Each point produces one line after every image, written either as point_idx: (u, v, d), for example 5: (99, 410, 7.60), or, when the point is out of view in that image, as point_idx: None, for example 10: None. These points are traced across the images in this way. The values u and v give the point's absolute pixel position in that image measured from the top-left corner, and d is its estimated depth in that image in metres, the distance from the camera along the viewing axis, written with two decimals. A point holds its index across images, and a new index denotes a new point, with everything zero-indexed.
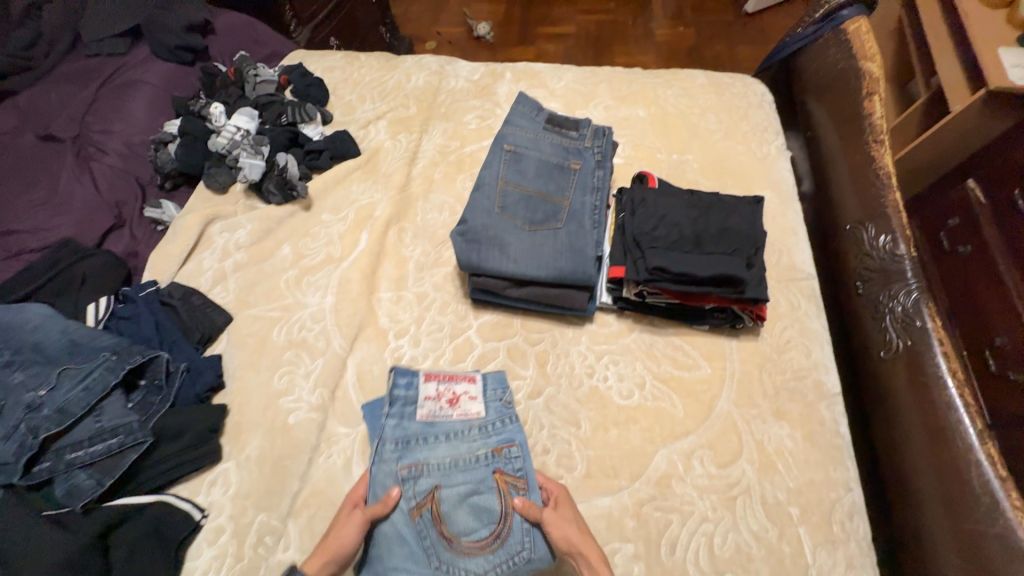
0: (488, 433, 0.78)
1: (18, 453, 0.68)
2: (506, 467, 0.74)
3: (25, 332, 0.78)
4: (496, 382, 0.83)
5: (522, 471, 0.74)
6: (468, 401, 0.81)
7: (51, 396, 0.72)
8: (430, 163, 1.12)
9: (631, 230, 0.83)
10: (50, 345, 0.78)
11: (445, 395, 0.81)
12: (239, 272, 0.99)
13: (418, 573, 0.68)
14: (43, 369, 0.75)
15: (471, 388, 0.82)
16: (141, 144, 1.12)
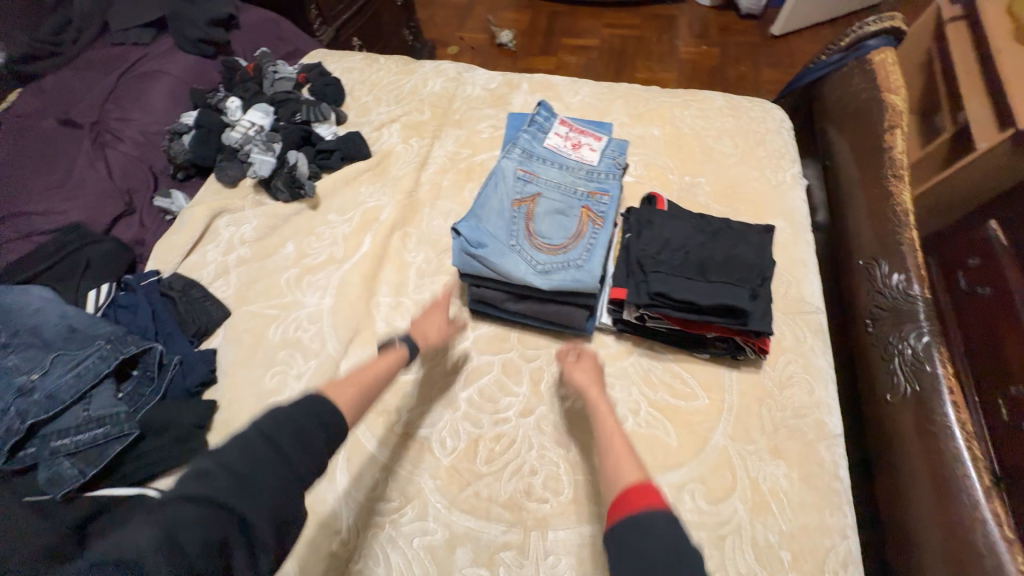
0: (589, 182, 0.83)
1: (5, 436, 0.68)
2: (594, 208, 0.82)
3: (24, 315, 0.79)
4: (620, 144, 0.88)
5: (603, 216, 0.82)
6: (587, 150, 0.84)
7: (43, 381, 0.72)
8: (439, 170, 1.12)
9: (635, 250, 0.81)
10: (47, 329, 0.78)
11: (570, 138, 0.84)
12: (242, 266, 0.99)
13: (499, 239, 0.81)
14: (38, 353, 0.75)
15: (595, 141, 0.85)
16: (157, 134, 1.13)
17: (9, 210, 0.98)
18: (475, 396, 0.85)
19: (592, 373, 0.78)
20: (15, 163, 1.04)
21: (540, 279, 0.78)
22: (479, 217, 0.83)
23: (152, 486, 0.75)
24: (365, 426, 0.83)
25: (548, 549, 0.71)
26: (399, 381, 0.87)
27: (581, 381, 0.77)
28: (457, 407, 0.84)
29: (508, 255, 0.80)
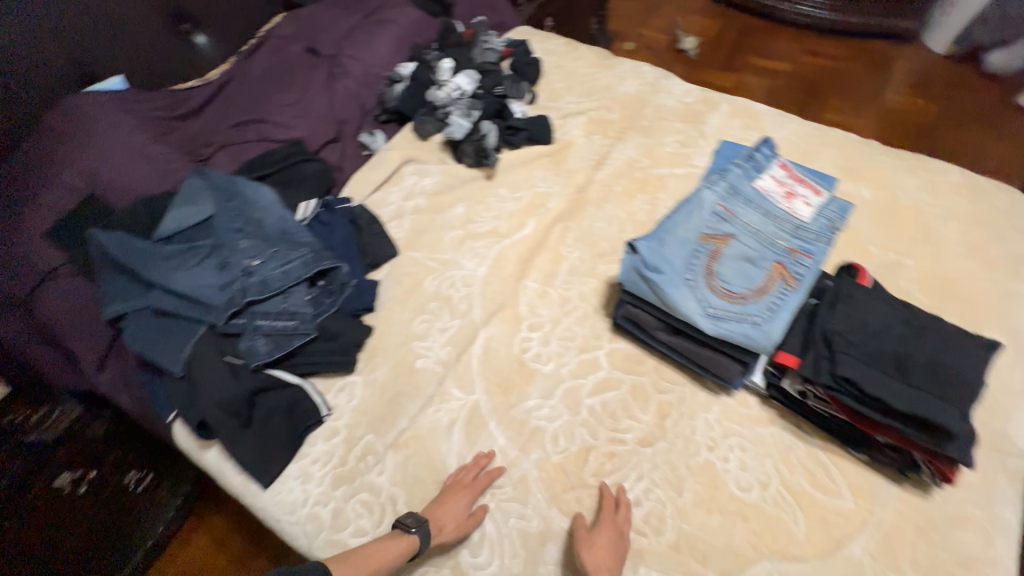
0: (795, 237, 0.76)
1: (228, 304, 0.83)
2: (790, 266, 0.74)
3: (256, 209, 0.95)
4: (839, 209, 0.78)
5: (802, 277, 0.73)
6: (800, 205, 0.77)
7: (260, 269, 0.86)
8: (614, 173, 1.11)
9: (824, 321, 0.73)
10: (269, 226, 0.93)
11: (785, 187, 0.79)
12: (416, 214, 1.08)
13: (675, 268, 0.78)
14: (260, 243, 0.89)
15: (812, 196, 0.78)
16: (375, 77, 1.27)
17: (253, 114, 1.15)
18: (598, 407, 0.85)
19: (610, 541, 0.70)
20: (268, 76, 1.22)
21: (708, 322, 0.74)
22: (660, 240, 0.80)
23: (309, 381, 0.88)
24: (488, 396, 0.87)
25: None
26: (529, 366, 0.89)
27: (589, 563, 0.67)
28: (578, 411, 0.84)
29: (681, 288, 0.76)
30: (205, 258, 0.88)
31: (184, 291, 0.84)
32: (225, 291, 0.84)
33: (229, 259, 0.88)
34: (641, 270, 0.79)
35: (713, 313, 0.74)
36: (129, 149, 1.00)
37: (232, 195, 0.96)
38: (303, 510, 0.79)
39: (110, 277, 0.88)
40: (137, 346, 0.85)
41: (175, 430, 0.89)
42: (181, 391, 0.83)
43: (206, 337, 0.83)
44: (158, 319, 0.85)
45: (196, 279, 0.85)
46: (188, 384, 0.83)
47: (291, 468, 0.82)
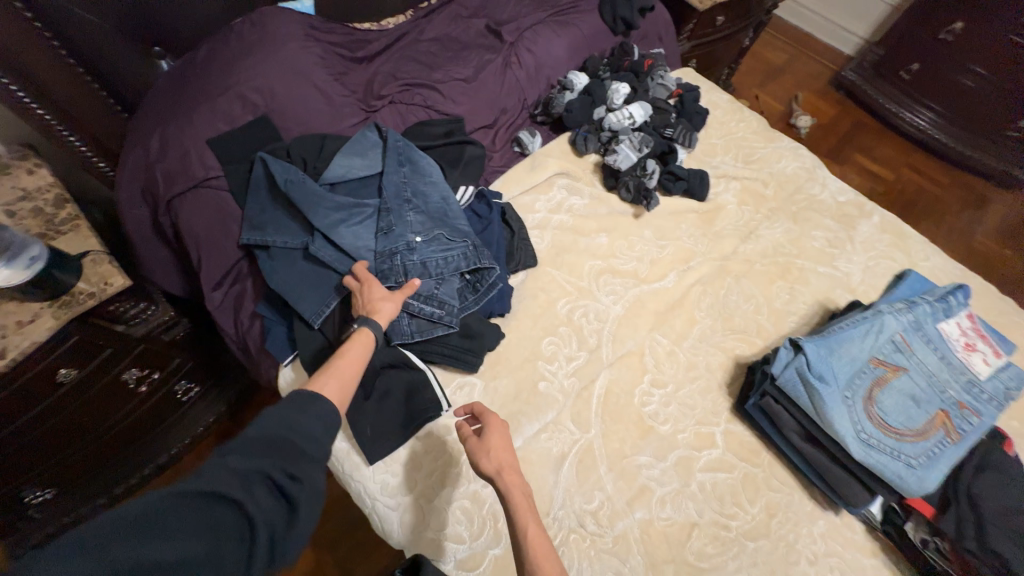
0: (968, 392, 0.75)
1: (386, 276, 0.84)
2: (955, 419, 0.74)
3: (423, 183, 0.93)
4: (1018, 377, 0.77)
5: (966, 434, 0.73)
6: (980, 360, 0.77)
7: (423, 250, 0.87)
8: (759, 250, 1.09)
9: (971, 484, 0.74)
10: (433, 205, 0.92)
11: (967, 338, 0.79)
12: (559, 230, 1.06)
13: (837, 381, 0.77)
14: (426, 225, 0.90)
15: (992, 356, 0.78)
16: (544, 77, 1.24)
17: (424, 78, 1.11)
18: (708, 485, 0.84)
19: (504, 439, 0.67)
20: (444, 44, 1.18)
21: (858, 446, 0.74)
22: (830, 348, 0.79)
23: (432, 370, 0.86)
24: (602, 440, 0.86)
25: None
26: (646, 422, 0.89)
27: (490, 467, 0.63)
28: (689, 483, 0.84)
29: (838, 403, 0.76)
30: (371, 221, 0.88)
31: (345, 247, 0.84)
32: (387, 262, 0.85)
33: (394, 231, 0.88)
34: (801, 371, 0.78)
35: (864, 439, 0.74)
36: (306, 77, 0.96)
37: (404, 160, 0.93)
38: (404, 498, 0.79)
39: (274, 213, 0.87)
40: (279, 283, 0.83)
41: (285, 373, 0.88)
42: (311, 342, 0.82)
43: (353, 296, 0.84)
44: (308, 265, 0.84)
45: (359, 239, 0.86)
46: (322, 337, 0.82)
47: (400, 453, 0.81)
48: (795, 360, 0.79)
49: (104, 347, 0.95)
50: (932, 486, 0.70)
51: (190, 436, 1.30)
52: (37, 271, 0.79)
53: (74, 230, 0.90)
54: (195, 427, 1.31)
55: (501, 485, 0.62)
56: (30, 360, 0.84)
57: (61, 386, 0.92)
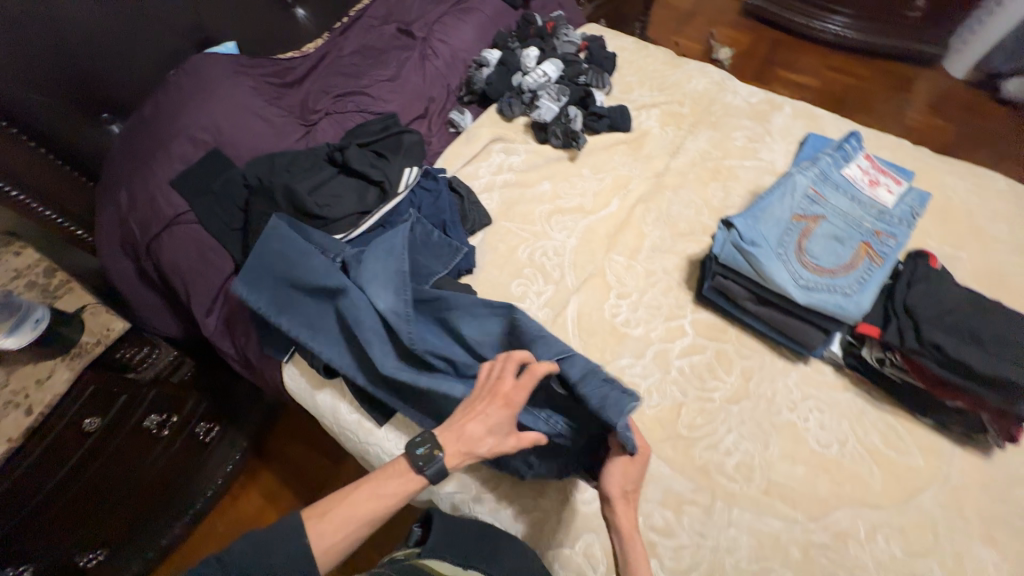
0: (880, 220, 0.85)
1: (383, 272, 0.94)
2: (875, 246, 0.83)
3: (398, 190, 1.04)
4: (920, 197, 0.87)
5: (888, 255, 0.82)
6: (883, 191, 0.87)
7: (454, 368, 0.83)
8: (688, 162, 1.19)
9: (906, 296, 0.83)
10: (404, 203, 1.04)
11: (869, 176, 0.89)
12: (505, 188, 1.15)
13: (768, 243, 0.86)
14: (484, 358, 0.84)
15: (893, 185, 0.88)
16: (461, 61, 1.34)
17: (352, 87, 1.21)
18: (686, 368, 0.92)
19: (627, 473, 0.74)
20: (364, 54, 1.28)
21: (800, 292, 0.82)
22: (756, 217, 0.88)
23: None
24: (583, 355, 0.94)
25: (731, 521, 0.77)
26: (619, 331, 0.97)
27: (613, 490, 0.72)
28: (668, 371, 0.92)
29: (774, 260, 0.84)
30: (338, 216, 0.98)
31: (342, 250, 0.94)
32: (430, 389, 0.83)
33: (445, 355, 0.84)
34: (736, 243, 0.86)
35: (804, 284, 0.83)
36: (245, 108, 1.06)
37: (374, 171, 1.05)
38: None
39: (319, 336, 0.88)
40: (263, 306, 0.89)
41: (288, 370, 0.96)
42: None
43: None
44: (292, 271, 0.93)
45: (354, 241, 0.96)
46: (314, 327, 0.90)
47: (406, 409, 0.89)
48: (729, 236, 0.88)
49: (120, 394, 1.02)
50: (869, 305, 0.79)
51: (220, 475, 1.36)
52: (42, 331, 0.88)
53: (69, 292, 0.99)
54: (224, 466, 1.38)
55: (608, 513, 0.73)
56: (57, 414, 0.92)
57: (89, 436, 0.98)
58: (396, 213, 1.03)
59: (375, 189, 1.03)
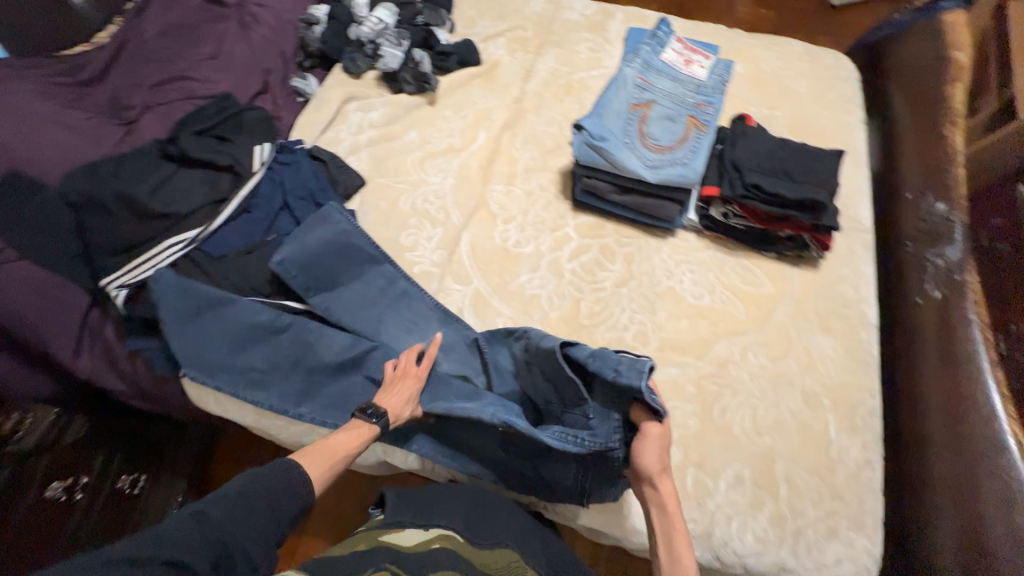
0: (699, 92, 0.98)
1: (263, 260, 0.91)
2: (699, 117, 0.95)
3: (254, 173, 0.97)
4: (725, 67, 1.00)
5: (709, 121, 0.95)
6: (697, 67, 1.00)
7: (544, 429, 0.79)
8: (542, 83, 1.24)
9: (731, 154, 0.96)
10: (265, 185, 0.98)
11: (683, 56, 1.00)
12: (371, 146, 1.13)
13: (615, 135, 0.94)
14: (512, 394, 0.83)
15: (704, 60, 1.00)
16: (288, 23, 1.25)
17: (169, 72, 1.08)
18: (578, 268, 1.01)
19: (659, 445, 0.73)
20: (171, 32, 1.14)
21: (648, 172, 0.93)
22: (600, 115, 0.96)
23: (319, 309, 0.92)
24: (485, 282, 0.99)
25: None
26: (513, 252, 1.03)
27: (652, 465, 0.72)
28: (563, 275, 1.00)
29: (622, 150, 0.94)
30: (189, 211, 0.90)
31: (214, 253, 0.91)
32: (516, 444, 0.83)
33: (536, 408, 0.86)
34: (589, 143, 0.94)
35: (649, 164, 0.94)
36: (38, 117, 0.91)
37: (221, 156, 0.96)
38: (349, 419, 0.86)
39: (263, 365, 0.86)
40: (185, 352, 0.84)
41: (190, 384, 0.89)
42: (196, 340, 0.84)
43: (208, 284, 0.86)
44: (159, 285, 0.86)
45: (222, 239, 0.91)
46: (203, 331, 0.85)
47: None
48: (581, 137, 0.95)
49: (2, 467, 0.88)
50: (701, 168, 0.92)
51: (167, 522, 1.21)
52: None
53: None
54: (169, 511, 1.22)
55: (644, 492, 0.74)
56: None
57: None
58: (260, 194, 0.97)
59: (226, 175, 0.96)
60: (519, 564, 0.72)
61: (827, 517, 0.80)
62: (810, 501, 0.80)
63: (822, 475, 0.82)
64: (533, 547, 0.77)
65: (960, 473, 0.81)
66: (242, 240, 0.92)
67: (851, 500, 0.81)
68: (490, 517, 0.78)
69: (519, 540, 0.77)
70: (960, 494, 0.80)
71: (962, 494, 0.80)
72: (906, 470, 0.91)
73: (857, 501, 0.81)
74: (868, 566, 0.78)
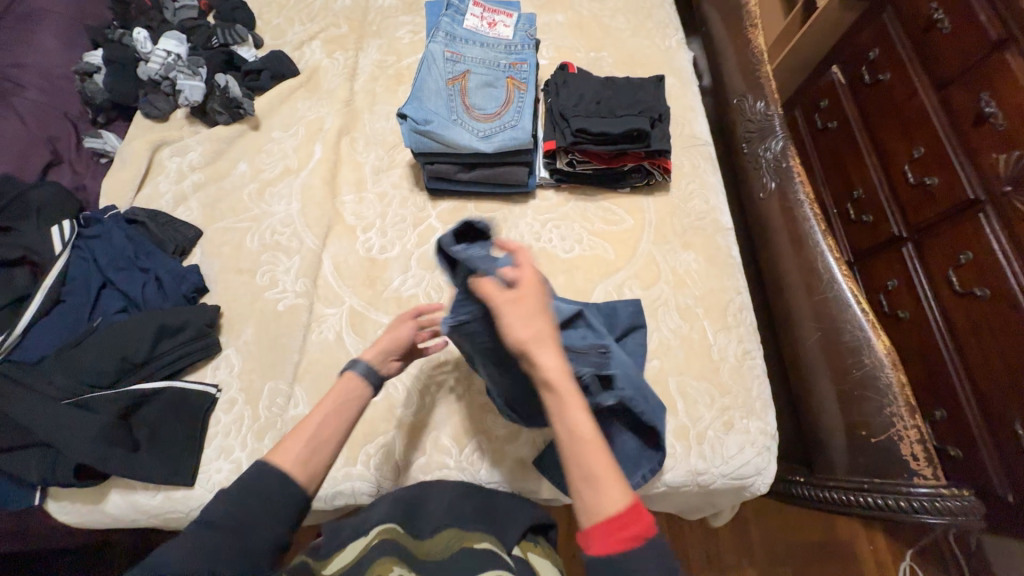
0: (509, 53, 1.01)
1: (89, 348, 0.80)
2: (516, 76, 0.99)
3: (59, 261, 0.86)
4: (528, 22, 1.05)
5: (526, 77, 0.99)
6: (502, 29, 1.04)
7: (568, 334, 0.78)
8: (370, 78, 1.19)
9: (556, 105, 0.98)
10: (78, 269, 0.87)
11: (485, 21, 1.04)
12: (199, 191, 1.03)
13: (440, 113, 0.94)
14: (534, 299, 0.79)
15: (506, 21, 1.05)
16: (62, 79, 1.10)
17: None
18: None
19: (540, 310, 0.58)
20: None
21: (482, 141, 0.93)
22: (418, 99, 0.94)
23: (179, 380, 0.84)
24: (358, 297, 0.94)
25: None
26: (379, 259, 0.98)
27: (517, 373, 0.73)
28: (435, 267, 0.97)
29: (451, 125, 0.93)
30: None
31: (35, 358, 0.80)
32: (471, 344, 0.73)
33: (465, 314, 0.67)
34: (415, 127, 0.92)
35: (481, 133, 0.94)
36: None
37: (10, 249, 0.85)
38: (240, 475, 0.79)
39: (158, 470, 0.77)
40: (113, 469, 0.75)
41: (55, 506, 0.79)
42: (33, 461, 0.74)
43: (27, 395, 0.75)
44: None
45: (41, 341, 0.81)
46: (39, 449, 0.74)
47: (208, 453, 0.80)
48: (407, 124, 0.93)
49: None
50: (531, 122, 0.94)
51: None
52: None
53: None
54: None
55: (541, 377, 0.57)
56: None
57: None
58: (73, 279, 0.87)
59: (22, 269, 0.85)
60: (463, 535, 0.67)
61: (722, 414, 0.86)
62: (705, 405, 0.86)
63: (711, 378, 0.88)
64: (475, 515, 0.72)
65: (821, 334, 0.89)
66: (65, 335, 0.82)
67: (739, 392, 0.88)
68: (428, 509, 0.73)
69: (460, 516, 0.71)
70: (829, 355, 0.87)
71: (832, 355, 0.87)
72: (787, 352, 0.97)
73: (744, 392, 0.88)
74: (765, 444, 0.86)
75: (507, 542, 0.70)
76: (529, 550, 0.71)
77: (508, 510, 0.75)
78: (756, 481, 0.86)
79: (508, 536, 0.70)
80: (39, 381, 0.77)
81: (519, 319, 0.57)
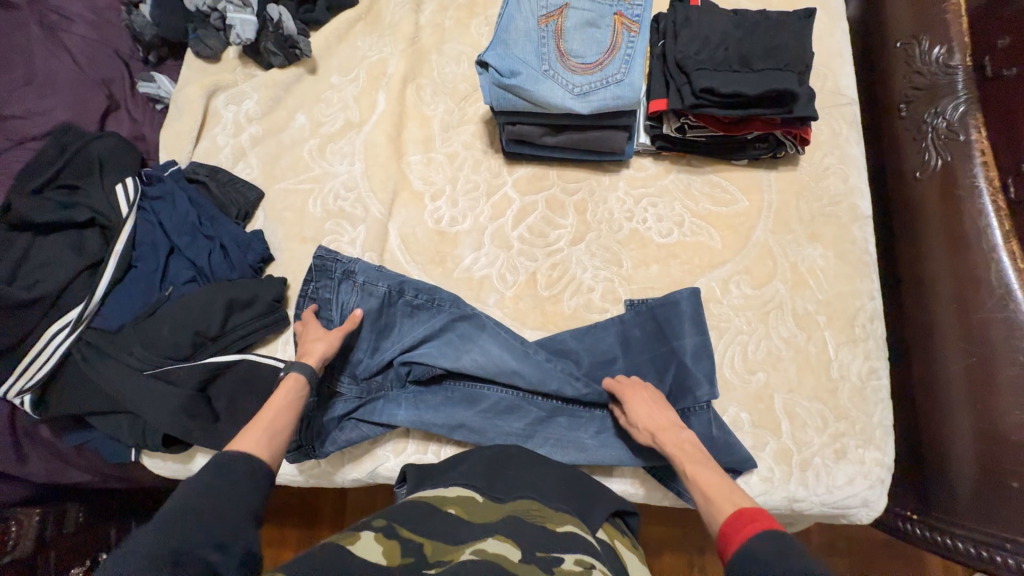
0: None
1: (162, 320, 0.78)
2: (626, 13, 0.79)
3: (128, 224, 0.83)
4: None
5: (639, 17, 0.79)
6: None
7: (563, 405, 0.78)
8: (438, 8, 1.00)
9: (674, 52, 0.78)
10: (148, 233, 0.85)
11: None
12: (258, 146, 0.94)
13: (530, 64, 0.77)
14: (521, 367, 0.76)
15: None
16: (111, 11, 1.00)
17: None
18: (526, 233, 0.87)
19: (654, 402, 0.70)
20: None
21: (580, 100, 0.76)
22: (504, 44, 0.78)
23: (251, 353, 0.82)
24: (426, 275, 0.86)
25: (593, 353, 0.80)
26: (449, 233, 0.88)
27: (644, 435, 0.68)
28: (511, 246, 0.86)
29: (543, 78, 0.77)
30: (63, 285, 0.79)
31: (115, 326, 0.80)
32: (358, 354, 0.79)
33: (387, 320, 0.80)
34: (498, 80, 0.76)
35: (577, 88, 0.77)
36: None
37: (81, 210, 0.82)
38: None
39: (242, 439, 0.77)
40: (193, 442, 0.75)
41: (148, 462, 0.82)
42: (124, 425, 0.76)
43: (113, 365, 0.76)
44: (66, 381, 0.76)
45: (121, 309, 0.81)
46: (128, 415, 0.76)
47: None
48: (489, 74, 0.78)
49: None
50: (643, 76, 0.76)
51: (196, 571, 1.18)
52: None
53: None
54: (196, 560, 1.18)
55: (665, 449, 0.66)
56: None
57: None
58: (142, 243, 0.84)
59: (94, 231, 0.83)
60: (545, 510, 0.58)
61: (833, 440, 0.75)
62: (814, 429, 0.75)
63: (826, 399, 0.76)
64: (561, 493, 0.62)
65: (973, 361, 0.74)
66: (141, 303, 0.82)
67: (857, 417, 0.76)
68: (512, 475, 0.64)
69: (545, 490, 0.62)
70: (977, 389, 0.73)
71: (980, 388, 0.73)
72: (915, 372, 0.82)
73: (864, 418, 0.76)
74: (880, 476, 0.75)
75: (592, 524, 0.60)
76: (616, 538, 0.61)
77: (592, 490, 0.65)
78: (860, 512, 0.75)
79: (593, 517, 0.61)
80: (123, 349, 0.77)
81: (643, 403, 0.70)
